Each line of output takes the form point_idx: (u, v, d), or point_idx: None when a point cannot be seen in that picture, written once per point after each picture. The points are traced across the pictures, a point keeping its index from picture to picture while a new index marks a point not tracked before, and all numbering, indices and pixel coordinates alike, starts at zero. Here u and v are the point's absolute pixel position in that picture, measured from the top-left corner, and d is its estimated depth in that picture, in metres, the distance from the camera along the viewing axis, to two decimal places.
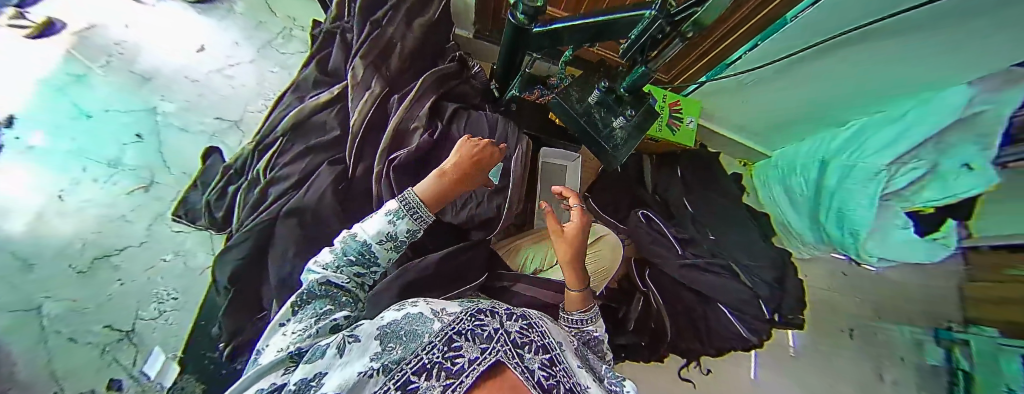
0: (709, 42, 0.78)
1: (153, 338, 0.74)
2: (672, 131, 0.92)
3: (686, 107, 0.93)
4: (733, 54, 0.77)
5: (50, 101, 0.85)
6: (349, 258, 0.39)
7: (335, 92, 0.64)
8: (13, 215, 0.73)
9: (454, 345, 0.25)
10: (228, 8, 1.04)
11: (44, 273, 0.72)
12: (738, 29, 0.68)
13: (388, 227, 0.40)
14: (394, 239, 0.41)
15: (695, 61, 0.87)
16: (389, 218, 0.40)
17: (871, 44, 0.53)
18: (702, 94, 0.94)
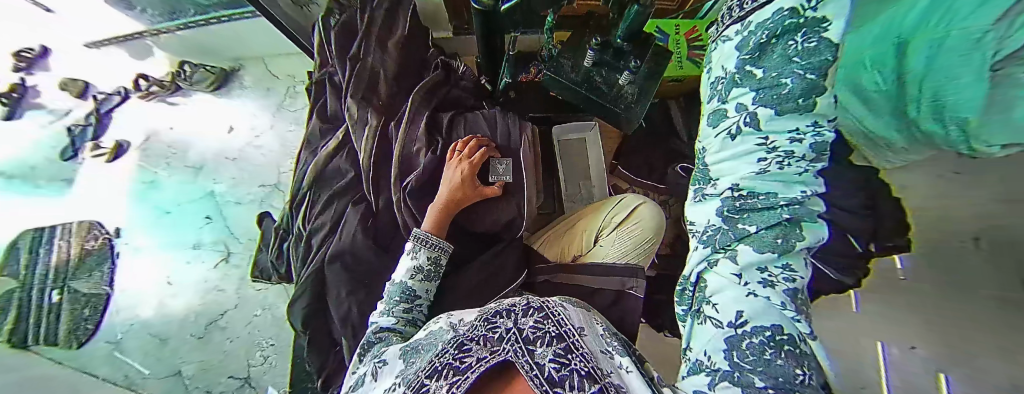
0: None
1: (266, 379, 0.87)
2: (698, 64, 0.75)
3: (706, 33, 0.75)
4: None
5: (138, 207, 1.04)
6: (395, 299, 0.49)
7: (339, 137, 0.66)
8: (145, 305, 0.94)
9: (464, 348, 0.34)
10: (240, 86, 1.14)
11: (178, 344, 0.90)
12: None
13: (414, 263, 0.52)
14: (421, 269, 0.51)
15: None
16: (411, 253, 0.52)
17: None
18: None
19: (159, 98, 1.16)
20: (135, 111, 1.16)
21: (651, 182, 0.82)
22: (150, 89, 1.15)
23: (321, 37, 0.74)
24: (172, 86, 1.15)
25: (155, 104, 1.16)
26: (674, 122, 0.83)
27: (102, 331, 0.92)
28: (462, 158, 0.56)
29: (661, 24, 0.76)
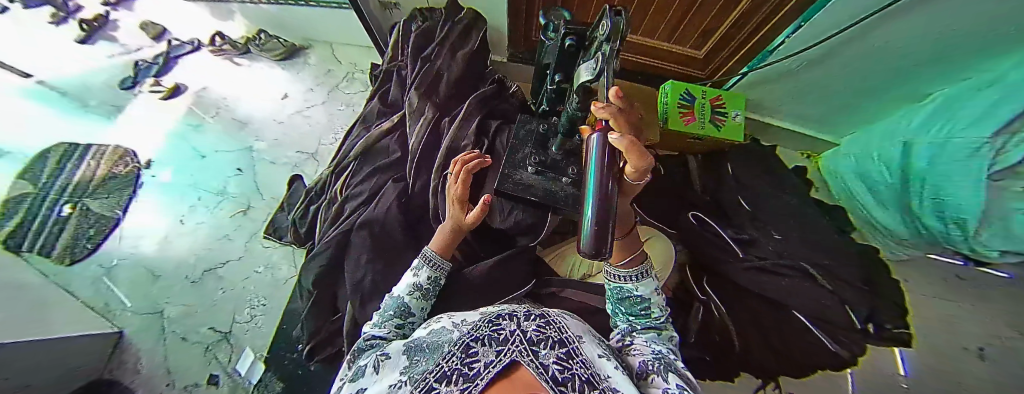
0: (744, 33, 0.75)
1: (245, 339, 0.84)
2: (716, 127, 0.85)
3: (729, 101, 0.86)
4: (775, 40, 0.71)
5: (175, 145, 1.09)
6: (390, 313, 0.45)
7: (395, 120, 0.73)
8: (148, 238, 0.95)
9: (471, 351, 0.23)
10: (303, 62, 1.25)
11: (168, 284, 0.89)
12: (774, 14, 0.65)
13: (413, 280, 0.49)
14: (420, 288, 0.48)
15: (729, 58, 0.85)
16: (413, 270, 0.50)
17: (936, 6, 0.48)
18: (743, 87, 0.90)
19: (226, 57, 1.27)
20: (201, 62, 1.27)
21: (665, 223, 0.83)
22: (222, 46, 1.27)
23: (397, 37, 0.85)
24: (243, 51, 1.27)
25: (221, 61, 1.27)
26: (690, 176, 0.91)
27: (97, 254, 0.91)
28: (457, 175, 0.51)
29: (690, 87, 0.84)
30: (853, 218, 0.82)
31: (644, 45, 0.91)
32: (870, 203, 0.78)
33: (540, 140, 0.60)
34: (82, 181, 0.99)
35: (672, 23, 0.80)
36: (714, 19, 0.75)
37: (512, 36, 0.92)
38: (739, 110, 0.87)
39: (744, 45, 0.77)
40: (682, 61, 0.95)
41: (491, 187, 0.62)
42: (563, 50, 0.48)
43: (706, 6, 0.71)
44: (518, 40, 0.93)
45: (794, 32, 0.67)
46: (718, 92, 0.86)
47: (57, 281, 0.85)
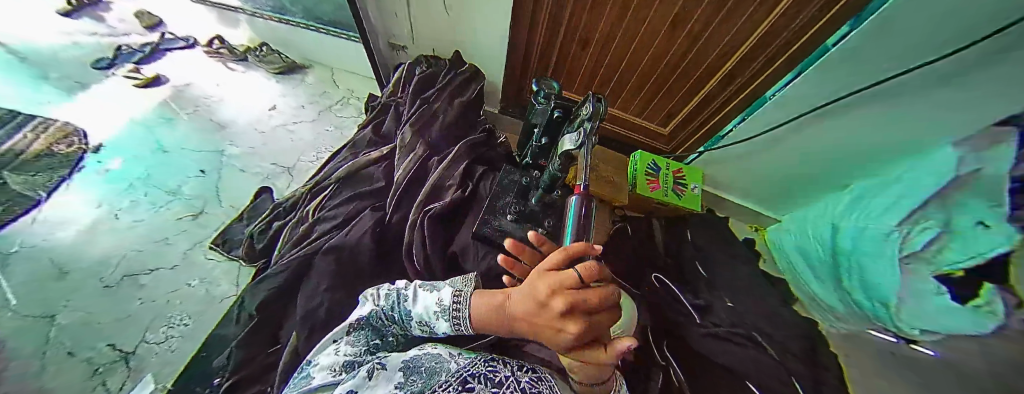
0: (702, 118, 0.92)
1: (151, 363, 0.69)
2: (679, 196, 0.97)
3: (690, 175, 1.02)
4: (725, 127, 0.91)
5: (141, 134, 1.06)
6: (390, 314, 0.35)
7: (384, 151, 0.76)
8: (71, 226, 0.84)
9: (467, 386, 0.23)
10: (300, 79, 1.28)
11: (70, 284, 0.76)
12: (730, 101, 0.83)
13: (433, 308, 0.33)
14: (429, 325, 0.33)
15: (691, 136, 1.00)
16: (436, 305, 0.32)
17: (935, 91, 0.56)
18: (703, 161, 1.06)
19: (221, 59, 1.29)
20: (194, 61, 1.28)
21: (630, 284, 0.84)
22: (219, 49, 1.30)
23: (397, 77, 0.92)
24: (242, 58, 1.29)
25: (217, 64, 1.28)
26: (654, 236, 0.98)
27: None
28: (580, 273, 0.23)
29: (655, 159, 0.99)
30: (796, 289, 0.82)
31: (618, 118, 1.05)
32: (809, 276, 0.80)
33: (521, 190, 0.65)
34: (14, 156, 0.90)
35: (644, 105, 0.96)
36: (677, 106, 0.93)
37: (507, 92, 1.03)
38: (697, 183, 1.01)
39: (701, 128, 0.95)
40: (652, 136, 1.09)
41: (468, 233, 0.65)
42: (552, 118, 0.57)
43: (672, 92, 0.88)
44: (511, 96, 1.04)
45: (740, 121, 0.87)
46: (680, 165, 1.01)
47: None
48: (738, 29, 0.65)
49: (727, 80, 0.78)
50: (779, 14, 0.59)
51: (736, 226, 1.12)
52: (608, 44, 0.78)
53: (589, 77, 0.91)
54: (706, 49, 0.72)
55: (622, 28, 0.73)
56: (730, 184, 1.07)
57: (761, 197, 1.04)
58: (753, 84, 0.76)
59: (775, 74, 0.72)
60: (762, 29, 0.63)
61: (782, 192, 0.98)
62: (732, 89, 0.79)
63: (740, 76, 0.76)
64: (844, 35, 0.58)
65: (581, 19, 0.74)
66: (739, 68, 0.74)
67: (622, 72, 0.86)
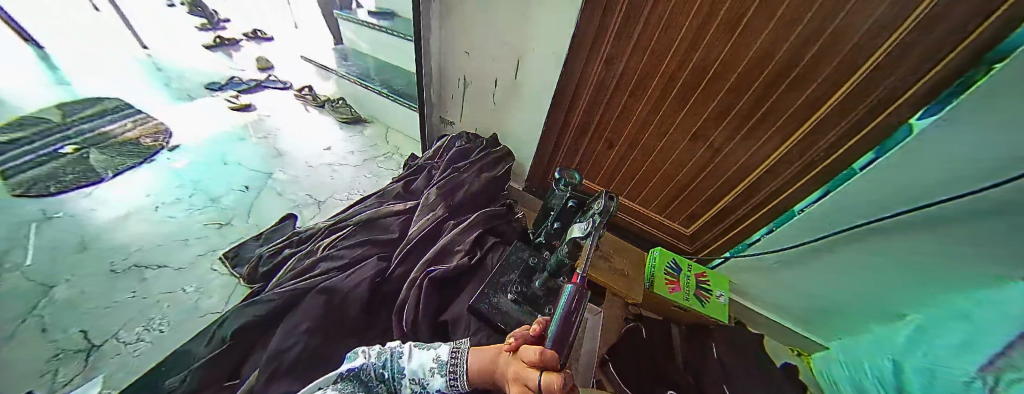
0: (730, 220, 0.85)
1: (108, 363, 0.68)
2: (701, 302, 0.88)
3: (714, 281, 0.95)
4: (752, 236, 0.84)
5: (217, 144, 1.29)
6: (384, 370, 0.47)
7: (406, 206, 0.83)
8: (118, 209, 1.01)
9: None
10: (359, 130, 1.50)
11: (84, 258, 0.87)
12: (761, 208, 0.77)
13: (427, 365, 0.46)
14: (421, 384, 0.45)
15: (716, 238, 0.91)
16: (434, 363, 0.46)
17: (957, 226, 0.54)
18: (729, 269, 0.95)
19: (303, 103, 1.58)
20: (283, 101, 1.58)
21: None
22: (304, 95, 1.60)
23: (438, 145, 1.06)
24: (319, 106, 1.57)
25: (298, 106, 1.56)
26: (673, 345, 0.88)
27: (52, 200, 1.00)
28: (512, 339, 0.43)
29: (676, 258, 0.97)
30: None
31: (635, 208, 1.01)
32: None
33: (526, 272, 0.66)
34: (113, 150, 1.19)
35: (664, 200, 0.93)
36: (699, 206, 0.88)
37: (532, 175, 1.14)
38: (723, 291, 0.94)
39: (726, 233, 0.88)
40: (668, 235, 1.01)
41: (465, 303, 0.65)
42: (565, 207, 0.63)
43: (697, 190, 0.85)
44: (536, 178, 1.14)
45: (768, 232, 0.80)
46: (704, 269, 0.96)
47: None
48: (766, 137, 0.66)
49: (754, 186, 0.75)
50: (810, 126, 0.60)
51: (770, 346, 0.96)
52: (638, 131, 0.84)
53: (616, 159, 0.93)
54: (733, 152, 0.73)
55: (654, 120, 0.79)
56: (758, 296, 0.94)
57: (801, 319, 0.89)
58: (781, 195, 0.72)
59: (806, 189, 0.68)
60: (792, 139, 0.63)
61: (822, 318, 0.85)
62: (761, 196, 0.75)
63: (768, 185, 0.73)
64: (874, 160, 0.56)
65: (615, 110, 0.84)
66: (768, 176, 0.71)
67: (646, 161, 0.88)
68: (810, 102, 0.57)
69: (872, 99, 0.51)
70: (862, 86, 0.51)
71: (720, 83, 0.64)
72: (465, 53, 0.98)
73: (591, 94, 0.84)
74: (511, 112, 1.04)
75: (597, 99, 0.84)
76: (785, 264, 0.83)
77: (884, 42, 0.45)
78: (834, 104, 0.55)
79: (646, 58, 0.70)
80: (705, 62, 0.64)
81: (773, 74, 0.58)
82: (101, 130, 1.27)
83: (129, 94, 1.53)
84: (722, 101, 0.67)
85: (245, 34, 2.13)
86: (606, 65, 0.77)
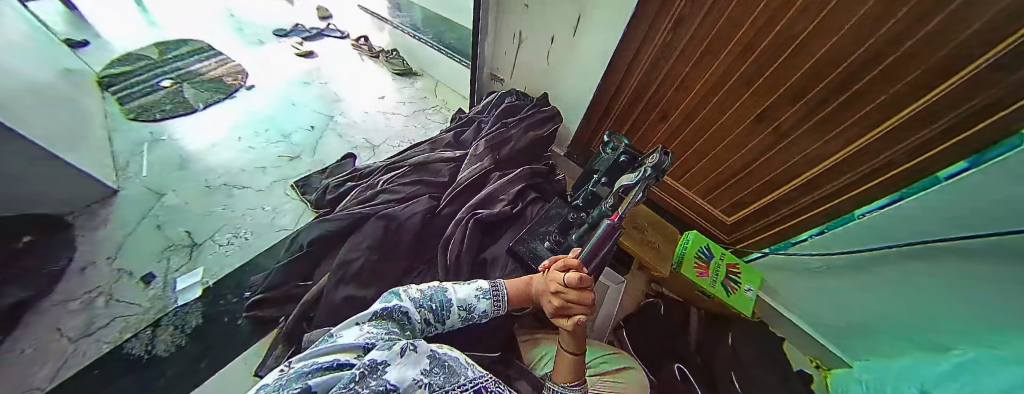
0: (772, 217, 0.74)
1: (205, 258, 0.85)
2: (727, 292, 0.81)
3: (744, 274, 0.84)
4: (798, 235, 0.72)
5: (295, 87, 1.42)
6: (428, 303, 0.48)
7: (456, 154, 0.87)
8: (213, 136, 1.17)
9: None
10: (410, 83, 1.54)
11: (186, 175, 1.04)
12: (814, 207, 0.65)
13: (471, 295, 0.51)
14: (468, 309, 0.50)
15: (752, 233, 0.81)
16: (476, 293, 0.52)
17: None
18: (767, 265, 0.83)
19: (360, 53, 1.64)
20: (342, 50, 1.66)
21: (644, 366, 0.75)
22: (361, 46, 1.66)
23: (489, 100, 1.07)
24: (374, 57, 1.62)
25: (355, 56, 1.63)
26: (688, 326, 0.86)
27: (157, 124, 1.19)
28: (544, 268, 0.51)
29: (710, 243, 0.87)
30: None
31: (676, 188, 0.94)
32: None
33: (564, 224, 0.67)
34: (198, 86, 1.35)
35: (708, 185, 0.85)
36: (744, 196, 0.78)
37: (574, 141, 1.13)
38: (752, 285, 0.83)
39: (765, 231, 0.78)
40: (704, 222, 0.92)
41: (504, 246, 0.68)
42: (615, 163, 0.62)
43: (747, 180, 0.75)
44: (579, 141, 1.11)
45: (818, 234, 0.68)
46: (737, 260, 0.85)
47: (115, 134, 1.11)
48: (845, 127, 0.55)
49: (811, 183, 0.63)
50: (902, 120, 0.47)
51: (789, 351, 0.86)
52: (695, 105, 0.76)
53: (669, 134, 0.86)
54: (798, 139, 0.62)
55: (715, 93, 0.70)
56: (792, 300, 0.81)
57: (843, 337, 0.75)
58: (839, 197, 0.61)
59: (871, 192, 0.56)
60: (874, 132, 0.51)
61: (868, 340, 0.71)
62: (817, 196, 0.64)
63: (829, 184, 0.61)
64: (962, 171, 0.43)
65: (675, 79, 0.77)
66: (830, 173, 0.60)
67: (696, 140, 0.81)
68: (910, 89, 0.45)
69: (983, 98, 0.38)
70: (977, 81, 0.38)
71: (804, 56, 0.54)
72: (523, 7, 0.95)
73: (653, 57, 0.77)
74: (563, 74, 1.02)
75: (657, 66, 0.78)
76: (835, 271, 0.69)
77: (1020, 30, 0.32)
78: (941, 96, 0.42)
79: (722, 20, 0.62)
80: (790, 30, 0.53)
81: (869, 52, 0.46)
82: (189, 69, 1.43)
83: (213, 35, 1.70)
84: (801, 77, 0.56)
85: None
86: (675, 26, 0.69)
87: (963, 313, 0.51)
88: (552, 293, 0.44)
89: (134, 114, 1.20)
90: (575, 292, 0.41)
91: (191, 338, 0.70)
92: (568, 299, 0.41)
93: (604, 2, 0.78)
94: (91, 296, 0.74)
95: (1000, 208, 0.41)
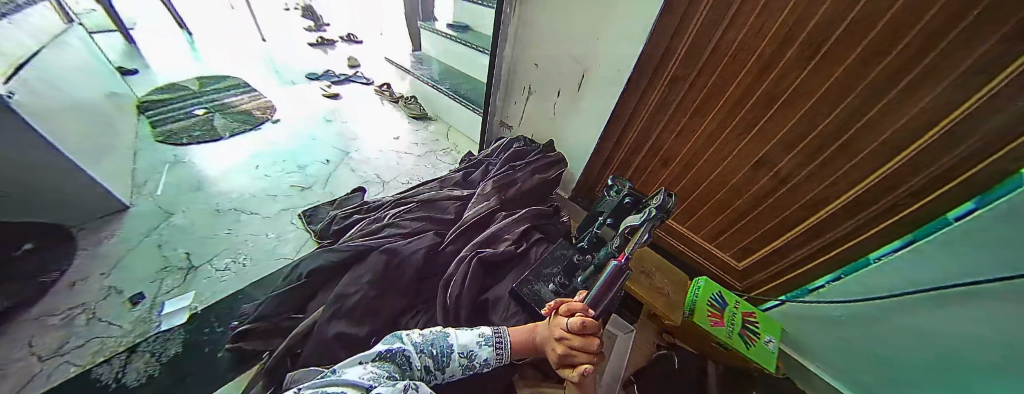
0: (783, 264, 0.73)
1: (198, 283, 0.82)
2: (746, 343, 0.71)
3: (763, 322, 0.75)
4: (811, 283, 0.69)
5: (319, 123, 1.53)
6: (429, 348, 0.48)
7: (464, 193, 0.90)
8: (232, 163, 1.22)
9: None
10: (424, 126, 1.66)
11: (199, 197, 1.07)
12: (827, 251, 0.64)
13: (474, 340, 0.50)
14: (469, 357, 0.48)
15: (765, 280, 0.78)
16: (480, 338, 0.50)
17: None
18: (784, 314, 0.77)
19: (382, 98, 1.80)
20: (366, 94, 1.83)
21: None
22: (383, 91, 1.83)
23: (498, 145, 1.14)
24: (394, 101, 1.77)
25: (377, 100, 1.78)
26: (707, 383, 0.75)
27: (182, 148, 1.25)
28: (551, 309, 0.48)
29: (722, 290, 0.81)
30: None
31: (681, 231, 0.94)
32: None
33: (569, 267, 0.66)
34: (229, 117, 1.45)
35: (714, 228, 0.85)
36: (754, 239, 0.77)
37: (577, 186, 1.18)
38: (773, 337, 0.73)
39: (779, 276, 0.75)
40: (713, 267, 0.90)
41: (506, 287, 0.67)
42: (620, 204, 0.64)
43: (752, 222, 0.76)
44: (582, 186, 1.16)
45: (833, 280, 0.66)
46: (752, 308, 0.79)
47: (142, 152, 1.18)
48: (844, 170, 0.57)
49: (820, 227, 0.64)
50: (898, 163, 0.50)
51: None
52: (695, 151, 0.81)
53: (671, 177, 0.90)
54: (801, 183, 0.64)
55: (715, 141, 0.76)
56: (816, 353, 0.74)
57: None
58: (853, 240, 0.60)
59: (883, 234, 0.56)
60: (872, 177, 0.54)
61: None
62: (830, 238, 0.63)
63: (840, 226, 0.61)
64: (968, 212, 0.45)
65: (674, 129, 0.83)
66: (840, 215, 0.60)
67: (699, 184, 0.84)
68: (905, 132, 0.48)
69: (976, 140, 0.42)
70: (969, 123, 0.42)
71: (794, 108, 0.60)
72: (534, 66, 1.08)
73: (652, 110, 0.85)
74: (567, 124, 1.10)
75: (656, 117, 0.85)
76: (858, 321, 0.64)
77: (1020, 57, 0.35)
78: (938, 135, 0.45)
79: (714, 78, 0.70)
80: (777, 86, 0.60)
81: (855, 103, 0.52)
82: (223, 101, 1.55)
83: (252, 74, 1.88)
84: (793, 126, 0.61)
85: (341, 37, 2.51)
86: (672, 83, 0.78)
87: (998, 360, 0.47)
88: (555, 339, 0.43)
89: (163, 137, 1.27)
90: (579, 338, 0.41)
91: (165, 367, 0.65)
92: (571, 346, 0.41)
93: (606, 64, 0.89)
94: (73, 313, 0.71)
95: (1016, 251, 0.41)
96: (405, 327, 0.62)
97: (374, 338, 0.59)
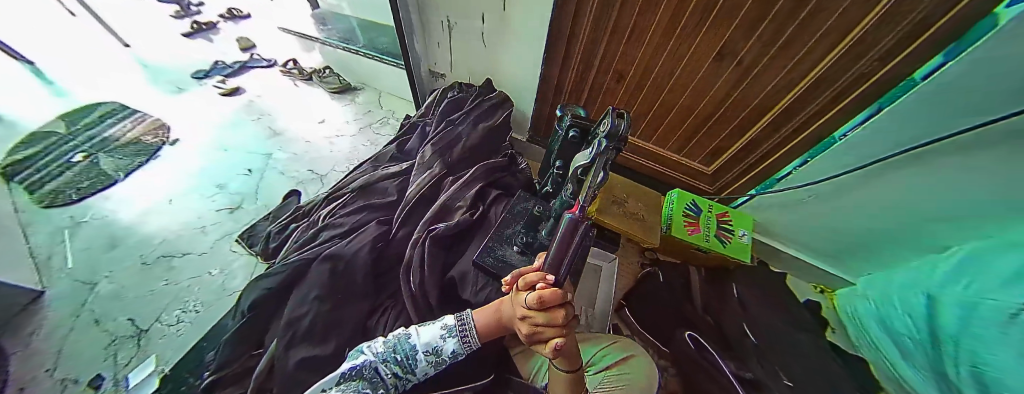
0: (752, 159, 0.74)
1: (157, 344, 0.75)
2: (722, 243, 0.79)
3: (736, 219, 0.83)
4: (782, 170, 0.72)
5: (229, 128, 1.30)
6: (395, 356, 0.43)
7: (402, 167, 0.79)
8: (141, 204, 1.05)
9: None
10: (351, 98, 1.42)
11: (119, 255, 0.92)
12: (793, 138, 0.64)
13: (439, 335, 0.45)
14: (438, 353, 0.44)
15: (738, 177, 0.80)
16: (443, 331, 0.45)
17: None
18: (755, 209, 0.85)
19: (292, 78, 1.50)
20: (270, 78, 1.53)
21: (654, 339, 0.72)
22: (291, 70, 1.52)
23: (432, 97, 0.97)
24: (308, 78, 1.49)
25: (287, 82, 1.49)
26: (692, 289, 0.82)
27: (76, 205, 1.05)
28: (510, 286, 0.43)
29: (696, 198, 0.85)
30: (879, 372, 0.65)
31: (650, 150, 0.90)
32: (901, 361, 0.62)
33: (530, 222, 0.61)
34: (117, 153, 1.20)
35: (682, 138, 0.81)
36: (724, 140, 0.75)
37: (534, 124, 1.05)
38: (745, 229, 0.82)
39: (752, 170, 0.76)
40: (686, 176, 0.90)
41: (470, 259, 0.60)
42: (567, 140, 0.55)
43: (722, 123, 0.71)
44: (539, 119, 1.02)
45: (801, 164, 0.68)
46: (725, 208, 0.84)
47: (31, 219, 0.98)
48: (811, 46, 0.49)
49: (789, 110, 0.60)
50: (869, 26, 0.42)
51: (793, 285, 0.90)
52: (650, 59, 0.68)
53: (629, 95, 0.80)
54: (766, 69, 0.57)
55: (668, 40, 0.62)
56: (786, 236, 0.85)
57: (835, 256, 0.81)
58: (820, 120, 0.58)
59: (850, 108, 0.54)
60: (838, 49, 0.47)
61: (864, 254, 0.75)
62: (796, 123, 0.61)
63: (805, 110, 0.59)
64: (936, 70, 0.42)
65: (623, 34, 0.67)
66: (804, 98, 0.57)
67: (660, 94, 0.74)
68: None
69: None
70: None
71: None
72: None
73: (592, 21, 0.68)
74: (506, 51, 0.89)
75: (600, 23, 0.68)
76: (825, 198, 0.71)
77: None
78: (881, 14, 0.40)
79: None
80: None
81: None
82: (103, 136, 1.28)
83: (126, 93, 1.52)
84: (752, 8, 0.48)
85: (220, 15, 2.00)
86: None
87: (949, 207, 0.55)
88: (519, 317, 0.40)
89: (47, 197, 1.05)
90: (542, 314, 0.36)
91: None
92: (536, 323, 0.37)
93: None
94: None
95: (970, 105, 0.44)
96: (373, 330, 0.56)
97: (344, 349, 0.52)
